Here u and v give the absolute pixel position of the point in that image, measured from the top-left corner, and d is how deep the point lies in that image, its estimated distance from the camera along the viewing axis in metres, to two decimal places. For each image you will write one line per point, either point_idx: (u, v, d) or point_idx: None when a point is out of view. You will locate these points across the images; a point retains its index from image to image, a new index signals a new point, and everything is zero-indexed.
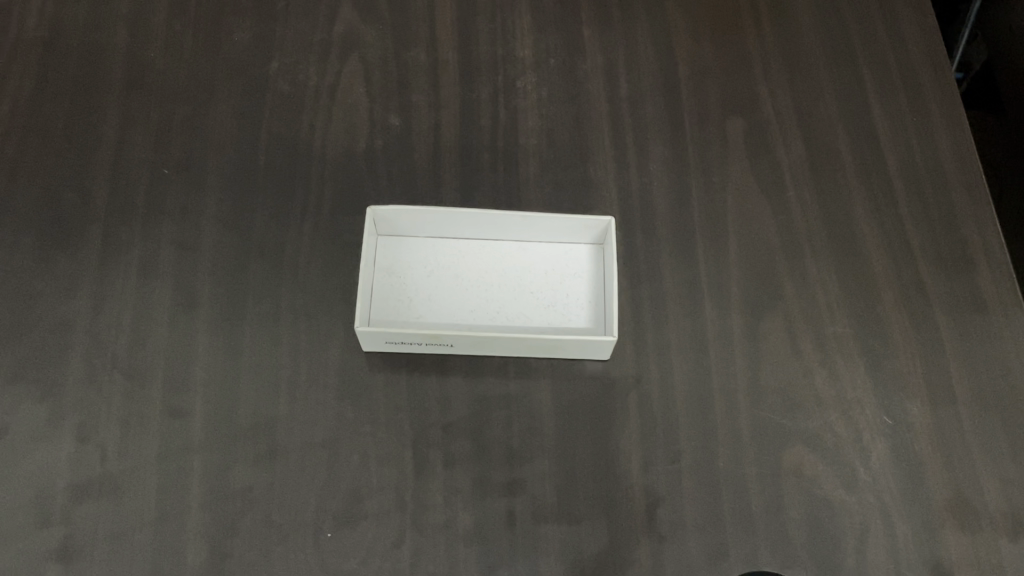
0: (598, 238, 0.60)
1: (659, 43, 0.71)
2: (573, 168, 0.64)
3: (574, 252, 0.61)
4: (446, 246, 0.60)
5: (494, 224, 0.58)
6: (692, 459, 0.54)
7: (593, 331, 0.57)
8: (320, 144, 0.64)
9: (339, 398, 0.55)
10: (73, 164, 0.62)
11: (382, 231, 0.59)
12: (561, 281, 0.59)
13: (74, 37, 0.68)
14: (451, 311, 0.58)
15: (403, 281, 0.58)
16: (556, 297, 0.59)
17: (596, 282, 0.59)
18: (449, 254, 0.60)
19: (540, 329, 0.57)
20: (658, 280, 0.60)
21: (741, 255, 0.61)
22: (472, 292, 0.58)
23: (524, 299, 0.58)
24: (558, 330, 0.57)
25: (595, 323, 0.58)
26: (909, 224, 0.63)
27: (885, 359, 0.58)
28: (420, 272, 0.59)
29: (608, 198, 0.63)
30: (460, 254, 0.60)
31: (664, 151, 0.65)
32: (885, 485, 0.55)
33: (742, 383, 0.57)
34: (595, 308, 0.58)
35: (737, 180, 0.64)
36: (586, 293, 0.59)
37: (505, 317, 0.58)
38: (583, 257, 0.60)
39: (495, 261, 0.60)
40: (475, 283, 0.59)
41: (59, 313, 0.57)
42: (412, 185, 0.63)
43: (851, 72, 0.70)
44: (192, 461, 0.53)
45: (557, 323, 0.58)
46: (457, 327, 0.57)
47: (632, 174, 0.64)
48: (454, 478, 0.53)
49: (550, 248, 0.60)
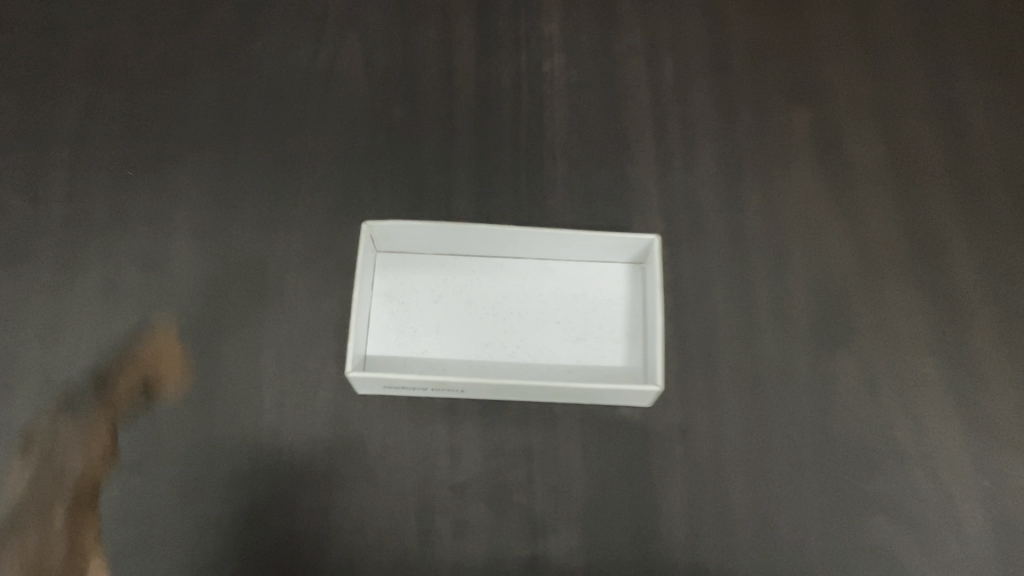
0: (637, 258, 0.50)
1: (710, 16, 0.60)
2: (609, 169, 0.54)
3: (608, 271, 0.51)
4: (458, 264, 0.51)
5: (512, 242, 0.49)
6: (749, 530, 0.46)
7: (629, 371, 0.49)
8: (312, 141, 0.55)
9: (331, 455, 0.47)
10: (26, 165, 0.54)
11: (382, 247, 0.50)
12: (591, 308, 0.50)
13: (30, 9, 0.59)
14: (462, 345, 0.49)
15: (407, 308, 0.50)
16: (587, 330, 0.50)
17: (634, 311, 0.50)
18: (461, 274, 0.51)
19: (566, 368, 0.49)
20: (709, 308, 0.50)
21: (807, 276, 0.52)
22: (487, 322, 0.50)
23: (549, 331, 0.50)
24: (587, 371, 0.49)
25: (632, 359, 0.49)
26: (1007, 237, 0.53)
27: (980, 406, 0.49)
28: (428, 296, 0.50)
29: (648, 205, 0.53)
30: (474, 274, 0.51)
31: (715, 149, 0.55)
32: (982, 562, 0.45)
33: (808, 436, 0.48)
34: (632, 343, 0.49)
35: (802, 185, 0.55)
36: (621, 324, 0.50)
37: (525, 352, 0.49)
38: (619, 280, 0.51)
39: (516, 283, 0.51)
40: (491, 311, 0.50)
41: (7, 346, 0.49)
42: (419, 190, 0.53)
43: (937, 49, 0.59)
44: (156, 529, 0.45)
45: (587, 361, 0.49)
46: (472, 365, 0.49)
47: (677, 178, 0.54)
48: (464, 553, 0.44)
49: (580, 269, 0.51)
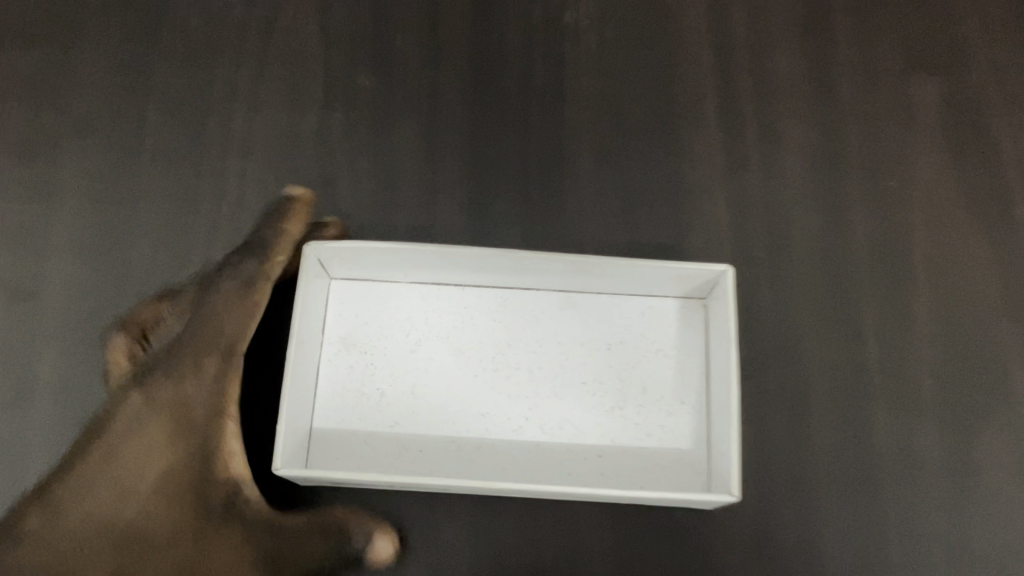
0: (700, 292, 0.34)
1: None
2: (655, 166, 0.39)
3: (656, 309, 0.35)
4: (443, 296, 0.35)
5: (513, 267, 0.33)
6: None
7: (690, 460, 0.33)
8: (243, 122, 0.40)
9: None
10: None
11: (333, 271, 0.34)
12: (634, 364, 0.34)
13: None
14: (445, 417, 0.33)
15: (368, 361, 0.34)
16: (627, 396, 0.34)
17: (695, 368, 0.34)
18: (445, 311, 0.35)
19: (597, 454, 0.33)
20: (795, 371, 0.36)
21: (939, 323, 0.37)
22: (481, 383, 0.34)
23: (572, 398, 0.34)
24: (628, 459, 0.33)
25: (694, 442, 0.33)
26: None
27: None
28: (398, 344, 0.34)
29: (710, 219, 0.38)
30: (465, 311, 0.35)
31: (806, 134, 0.40)
32: None
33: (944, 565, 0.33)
34: (694, 417, 0.33)
35: (930, 187, 0.39)
36: (680, 388, 0.34)
37: (537, 429, 0.33)
38: (674, 322, 0.35)
39: (524, 326, 0.35)
40: (487, 366, 0.34)
41: None
42: (391, 197, 0.38)
43: None
44: None
45: (627, 445, 0.33)
46: (461, 449, 0.33)
47: (750, 177, 0.39)
48: None
49: (618, 304, 0.35)
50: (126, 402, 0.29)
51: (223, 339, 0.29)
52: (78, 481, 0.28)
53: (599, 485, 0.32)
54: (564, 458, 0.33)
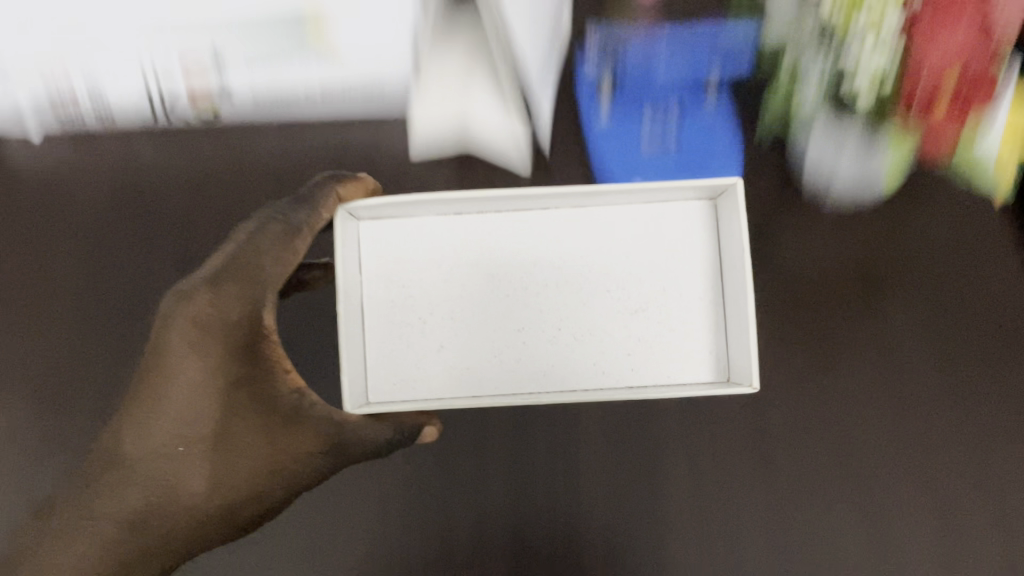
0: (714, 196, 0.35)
1: None
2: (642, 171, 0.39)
3: (671, 211, 0.36)
4: (467, 222, 0.36)
5: (535, 200, 0.34)
6: None
7: (714, 350, 0.35)
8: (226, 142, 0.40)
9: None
10: None
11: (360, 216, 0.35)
12: (662, 269, 0.35)
13: None
14: (484, 333, 0.35)
15: (404, 287, 0.36)
16: (651, 294, 0.35)
17: (714, 261, 0.35)
18: (472, 235, 0.36)
19: (627, 351, 0.35)
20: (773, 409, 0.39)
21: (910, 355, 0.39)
22: (513, 304, 0.36)
23: (600, 302, 0.35)
24: (658, 351, 0.35)
25: (717, 329, 0.35)
26: None
27: None
28: (430, 269, 0.36)
29: None
30: (491, 233, 0.36)
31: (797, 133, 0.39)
32: None
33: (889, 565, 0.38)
34: (716, 307, 0.35)
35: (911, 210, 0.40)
36: (701, 291, 0.35)
37: (571, 334, 0.35)
38: (692, 223, 0.36)
39: (548, 241, 0.36)
40: (517, 281, 0.36)
41: None
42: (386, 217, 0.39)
43: None
44: None
45: (656, 338, 0.35)
46: (501, 359, 0.35)
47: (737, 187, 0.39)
48: None
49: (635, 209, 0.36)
50: (111, 454, 0.33)
51: (212, 372, 0.32)
52: (154, 436, 0.32)
53: (629, 380, 0.35)
54: (598, 358, 0.35)
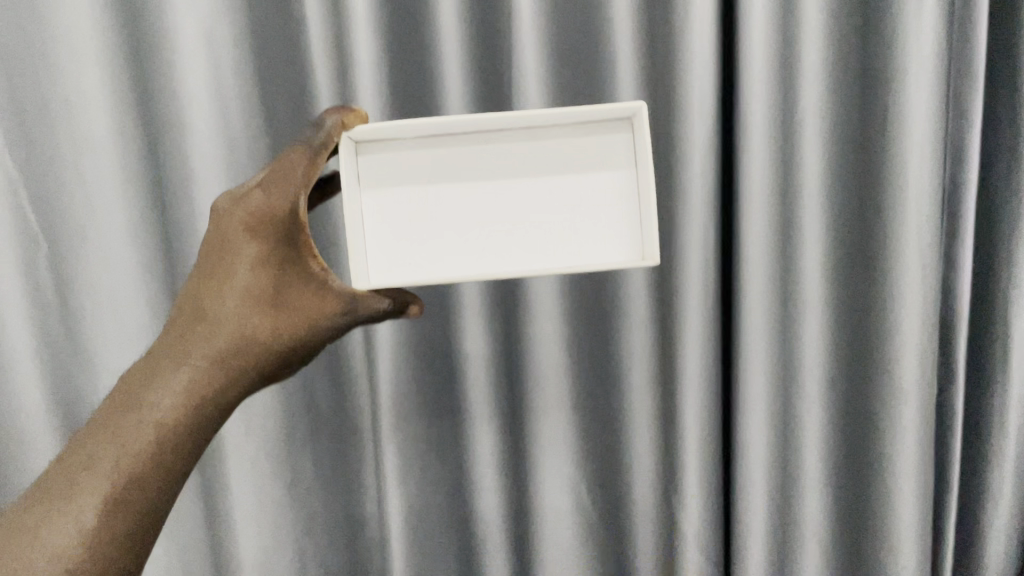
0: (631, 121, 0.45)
1: None
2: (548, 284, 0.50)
3: (604, 135, 0.46)
4: (443, 150, 0.46)
5: (490, 128, 0.44)
6: None
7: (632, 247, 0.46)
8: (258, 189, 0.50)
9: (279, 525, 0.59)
10: None
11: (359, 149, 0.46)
12: (582, 187, 0.46)
13: None
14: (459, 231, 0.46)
15: (393, 196, 0.46)
16: (582, 201, 0.46)
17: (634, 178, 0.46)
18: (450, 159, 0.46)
19: (572, 250, 0.46)
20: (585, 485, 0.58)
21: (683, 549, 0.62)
22: (479, 207, 0.46)
23: (544, 211, 0.46)
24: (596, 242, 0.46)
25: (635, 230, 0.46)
26: None
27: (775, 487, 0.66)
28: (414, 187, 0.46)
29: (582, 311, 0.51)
30: (466, 156, 0.46)
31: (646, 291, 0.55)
32: None
33: None
34: (633, 216, 0.46)
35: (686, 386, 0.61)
36: (616, 207, 0.46)
37: (523, 232, 0.46)
38: (615, 146, 0.46)
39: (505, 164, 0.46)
40: (481, 195, 0.46)
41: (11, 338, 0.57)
42: None
43: None
44: None
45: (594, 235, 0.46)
46: (475, 249, 0.46)
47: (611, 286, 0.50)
48: None
49: (575, 135, 0.46)
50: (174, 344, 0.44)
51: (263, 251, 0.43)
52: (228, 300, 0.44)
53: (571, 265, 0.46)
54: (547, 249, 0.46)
